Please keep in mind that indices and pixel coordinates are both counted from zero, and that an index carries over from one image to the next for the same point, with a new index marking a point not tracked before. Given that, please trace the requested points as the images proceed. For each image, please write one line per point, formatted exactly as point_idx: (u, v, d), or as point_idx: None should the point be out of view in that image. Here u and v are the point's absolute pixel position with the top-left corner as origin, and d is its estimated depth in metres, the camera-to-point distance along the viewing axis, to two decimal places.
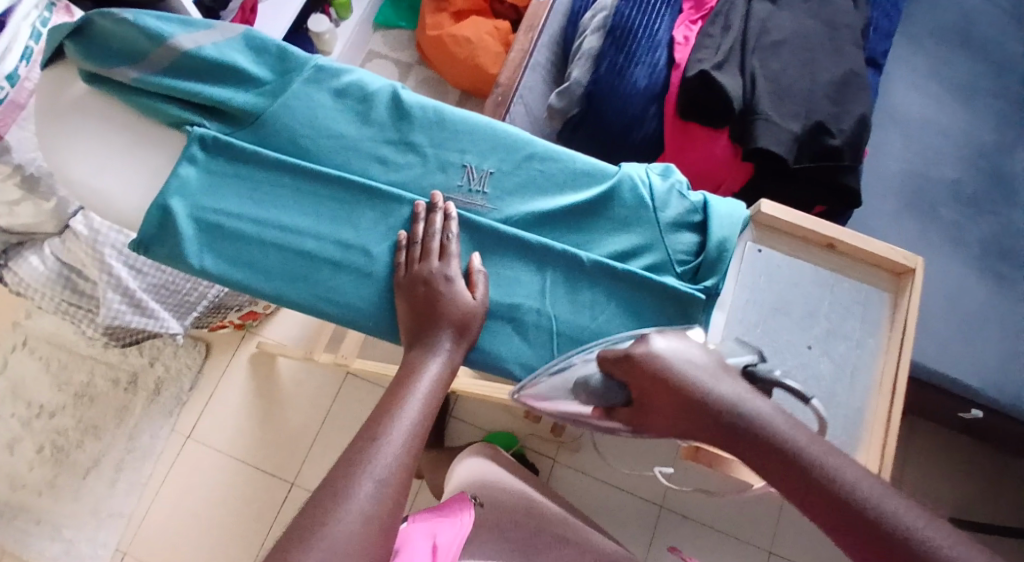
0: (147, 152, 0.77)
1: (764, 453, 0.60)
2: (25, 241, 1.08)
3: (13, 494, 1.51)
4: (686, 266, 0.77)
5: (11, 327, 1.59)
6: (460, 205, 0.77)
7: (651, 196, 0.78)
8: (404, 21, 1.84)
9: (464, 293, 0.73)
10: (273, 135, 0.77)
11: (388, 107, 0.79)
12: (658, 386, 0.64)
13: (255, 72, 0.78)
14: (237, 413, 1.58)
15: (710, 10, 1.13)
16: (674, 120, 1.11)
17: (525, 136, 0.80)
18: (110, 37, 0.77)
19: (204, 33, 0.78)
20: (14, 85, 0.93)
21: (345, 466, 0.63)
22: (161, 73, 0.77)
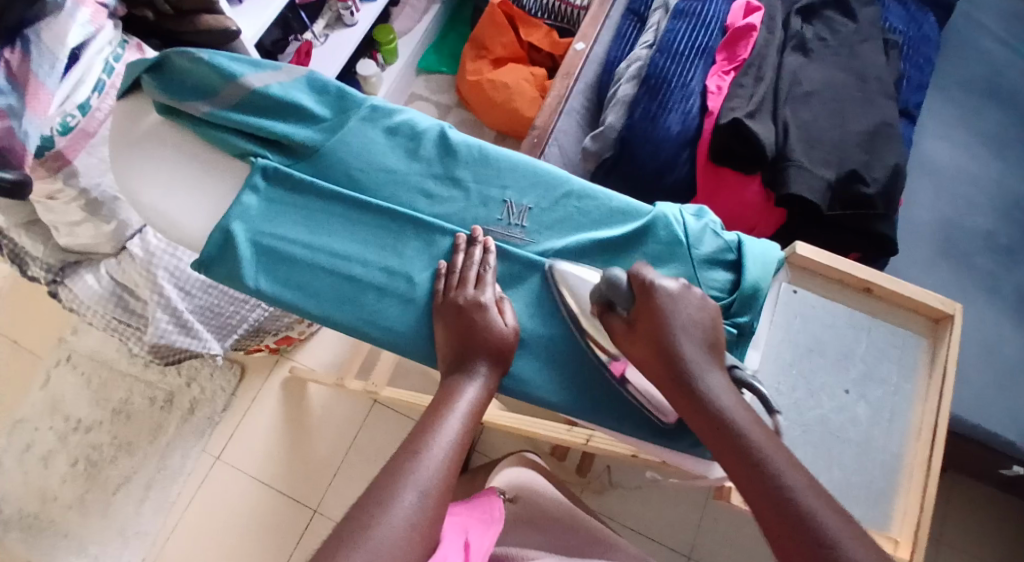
0: (215, 181, 0.82)
1: (717, 432, 0.70)
2: (82, 260, 1.15)
3: (43, 507, 1.56)
4: (719, 303, 0.79)
5: (58, 344, 1.68)
6: (498, 238, 0.81)
7: (685, 233, 0.81)
8: (446, 66, 1.93)
9: (498, 320, 0.76)
10: (329, 168, 0.82)
11: (436, 144, 0.83)
12: (653, 333, 0.73)
13: (315, 110, 0.83)
14: (268, 437, 1.62)
15: (742, 62, 1.16)
16: (706, 163, 1.14)
17: (565, 174, 0.84)
18: (186, 74, 0.83)
19: (271, 74, 0.84)
20: (85, 114, 0.99)
21: (390, 474, 0.67)
22: (231, 108, 0.82)
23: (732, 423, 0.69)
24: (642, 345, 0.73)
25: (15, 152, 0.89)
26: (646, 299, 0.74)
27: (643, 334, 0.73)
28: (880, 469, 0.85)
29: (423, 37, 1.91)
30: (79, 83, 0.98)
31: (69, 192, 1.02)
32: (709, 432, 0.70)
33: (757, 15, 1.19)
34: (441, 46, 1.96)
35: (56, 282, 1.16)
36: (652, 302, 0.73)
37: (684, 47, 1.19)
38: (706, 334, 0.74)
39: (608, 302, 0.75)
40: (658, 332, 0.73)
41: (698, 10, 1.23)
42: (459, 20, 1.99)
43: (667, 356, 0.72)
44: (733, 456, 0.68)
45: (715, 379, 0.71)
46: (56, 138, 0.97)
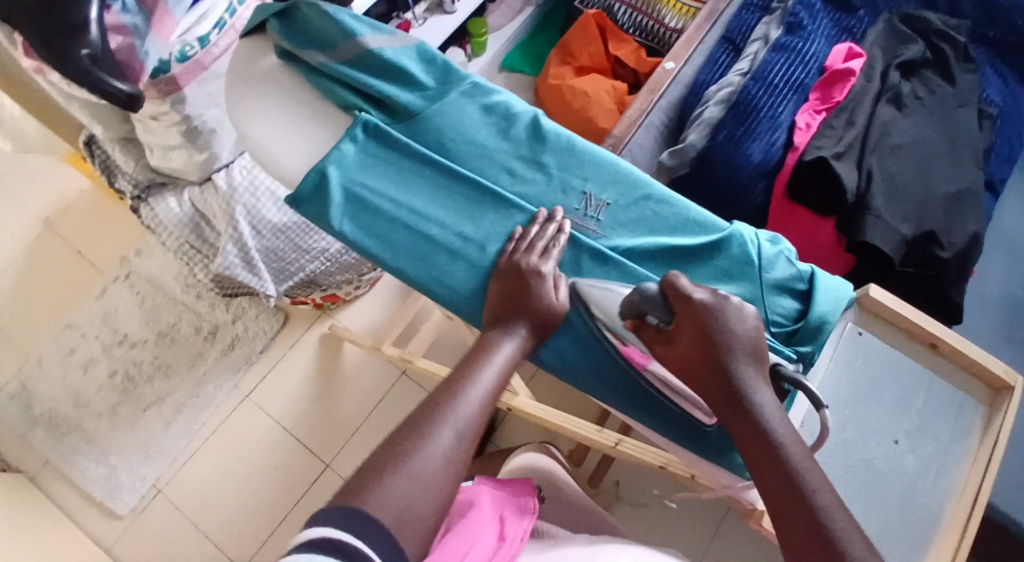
0: (318, 128, 0.84)
1: (751, 434, 0.70)
2: (168, 184, 1.23)
3: (75, 411, 1.68)
4: (783, 328, 0.79)
5: (120, 261, 1.80)
6: (573, 226, 0.83)
7: (758, 256, 0.80)
8: (529, 67, 2.03)
9: (547, 287, 0.78)
10: (426, 133, 0.85)
11: (528, 128, 0.85)
12: (696, 329, 0.73)
13: (421, 78, 0.86)
14: (299, 385, 1.71)
15: (837, 103, 1.19)
16: (781, 199, 1.16)
17: (644, 178, 0.86)
18: (310, 26, 0.86)
19: (385, 38, 0.87)
20: (204, 47, 1.04)
21: (435, 406, 0.70)
22: (345, 64, 0.85)
23: (767, 428, 0.70)
24: (688, 343, 0.74)
25: (134, 68, 0.95)
26: (681, 306, 0.74)
27: (692, 329, 0.74)
28: (916, 522, 0.86)
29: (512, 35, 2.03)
30: (203, 18, 1.03)
31: (173, 117, 1.08)
32: (744, 439, 0.71)
33: (858, 61, 1.22)
34: (528, 48, 2.07)
35: (139, 198, 1.22)
36: (689, 306, 0.74)
37: (778, 79, 1.20)
38: (755, 342, 0.74)
39: (641, 313, 0.76)
40: (704, 331, 0.73)
41: (799, 47, 1.25)
42: (548, 26, 2.10)
43: (713, 360, 0.73)
44: (765, 466, 0.69)
45: (760, 388, 0.72)
46: (173, 63, 1.02)
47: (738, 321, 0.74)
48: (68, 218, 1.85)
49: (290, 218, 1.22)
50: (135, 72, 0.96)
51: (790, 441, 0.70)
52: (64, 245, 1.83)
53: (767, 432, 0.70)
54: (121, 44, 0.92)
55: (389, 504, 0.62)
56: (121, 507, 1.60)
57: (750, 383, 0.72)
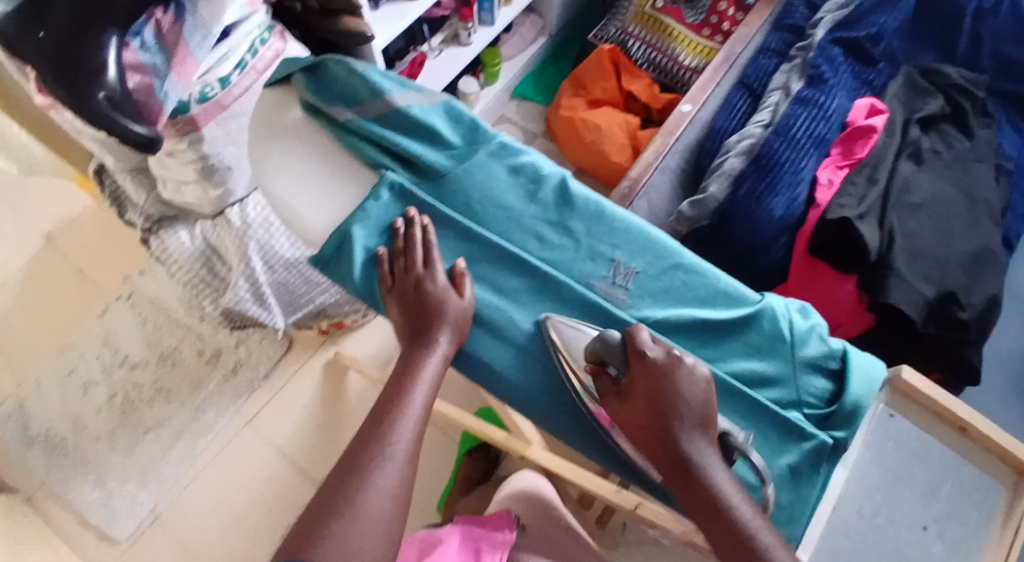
0: (342, 186, 0.80)
1: (703, 502, 0.71)
2: (179, 216, 1.20)
3: (73, 434, 1.66)
4: (816, 410, 0.79)
5: (123, 280, 1.78)
6: (601, 295, 0.79)
7: (790, 330, 0.81)
8: (540, 96, 2.05)
9: (450, 294, 0.76)
10: (450, 194, 0.80)
11: (557, 190, 0.81)
12: (651, 389, 0.73)
13: (448, 136, 0.81)
14: (302, 413, 1.69)
15: (859, 160, 1.18)
16: (803, 254, 1.15)
17: (676, 246, 0.82)
18: (339, 81, 0.82)
19: (415, 95, 0.83)
20: (224, 87, 1.03)
21: (374, 434, 0.73)
22: (373, 120, 0.81)
23: (721, 499, 0.71)
24: (642, 414, 0.73)
25: (152, 110, 0.94)
26: (640, 361, 0.74)
27: (645, 396, 0.73)
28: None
29: (525, 64, 2.04)
30: (225, 58, 1.02)
31: (188, 155, 1.06)
32: (695, 506, 0.71)
33: (880, 118, 1.21)
34: (540, 76, 2.09)
35: (150, 231, 1.19)
36: (646, 365, 0.74)
37: (801, 134, 1.21)
38: (707, 412, 0.73)
39: (601, 360, 0.75)
40: (658, 400, 0.73)
41: (821, 102, 1.24)
42: (559, 56, 2.12)
43: (666, 435, 0.73)
44: (720, 533, 0.70)
45: (710, 456, 0.72)
46: (193, 104, 1.02)
47: (693, 391, 0.73)
48: (71, 234, 1.83)
49: (302, 253, 1.20)
50: (154, 113, 0.95)
51: (744, 505, 0.71)
52: (65, 263, 1.81)
53: (723, 500, 0.71)
54: (138, 83, 0.92)
55: (336, 543, 0.66)
56: (118, 533, 1.57)
57: (701, 453, 0.72)
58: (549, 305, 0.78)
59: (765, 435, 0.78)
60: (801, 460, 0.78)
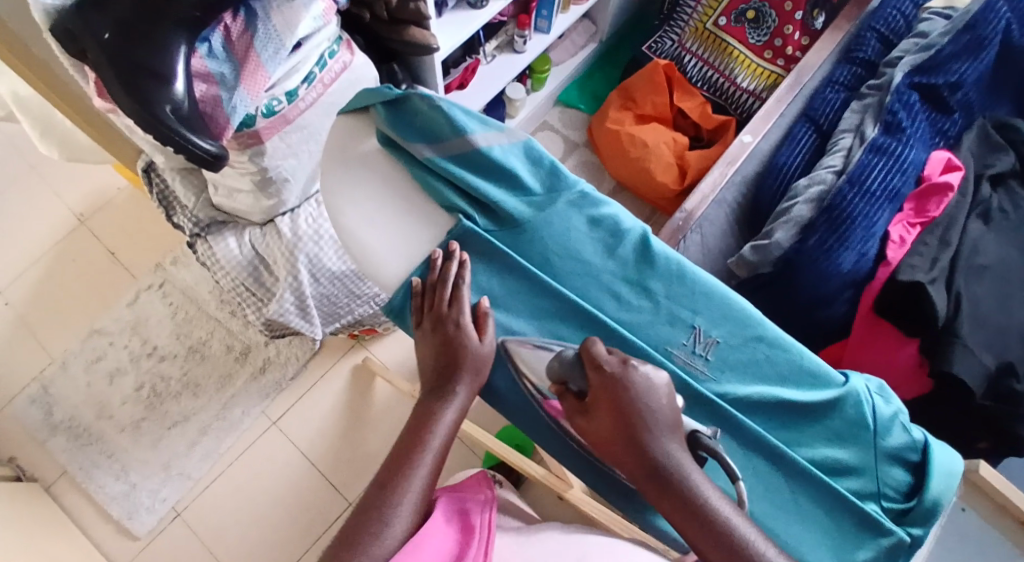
0: (415, 227, 0.79)
1: (681, 504, 0.72)
2: (228, 222, 1.18)
3: (97, 422, 1.63)
4: (893, 504, 0.80)
5: (155, 268, 1.74)
6: (680, 363, 0.80)
7: (872, 418, 0.81)
8: (584, 104, 2.00)
9: (471, 335, 0.77)
10: (528, 245, 0.80)
11: (637, 247, 0.81)
12: (611, 405, 0.74)
13: (528, 183, 0.80)
14: (326, 417, 1.66)
15: (931, 219, 1.20)
16: (868, 313, 1.18)
17: (758, 315, 0.82)
18: (417, 115, 0.80)
19: (495, 134, 0.81)
20: (291, 101, 1.03)
21: (397, 476, 0.74)
22: (451, 159, 0.79)
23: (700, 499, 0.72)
24: (607, 419, 0.74)
25: (217, 122, 0.93)
26: (596, 376, 0.74)
27: (605, 403, 0.74)
28: None
29: (573, 72, 1.98)
30: (292, 72, 1.01)
31: (249, 167, 1.04)
32: (667, 503, 0.73)
33: (956, 175, 1.23)
34: (585, 83, 2.03)
35: (197, 236, 1.17)
36: (606, 382, 0.74)
37: (877, 186, 1.21)
38: (671, 413, 0.75)
39: (563, 381, 0.76)
40: (619, 405, 0.74)
41: (898, 151, 1.25)
42: (607, 62, 2.06)
43: (631, 436, 0.73)
44: (697, 526, 0.72)
45: (683, 457, 0.74)
46: (258, 118, 1.01)
47: (656, 395, 0.74)
48: (102, 214, 1.78)
49: (348, 267, 1.18)
50: (220, 127, 0.94)
51: (718, 500, 0.72)
52: (94, 243, 1.76)
53: (697, 496, 0.72)
54: (205, 92, 0.92)
55: None
56: (138, 527, 1.56)
57: (671, 450, 0.74)
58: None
59: (842, 529, 0.79)
60: (876, 557, 0.79)
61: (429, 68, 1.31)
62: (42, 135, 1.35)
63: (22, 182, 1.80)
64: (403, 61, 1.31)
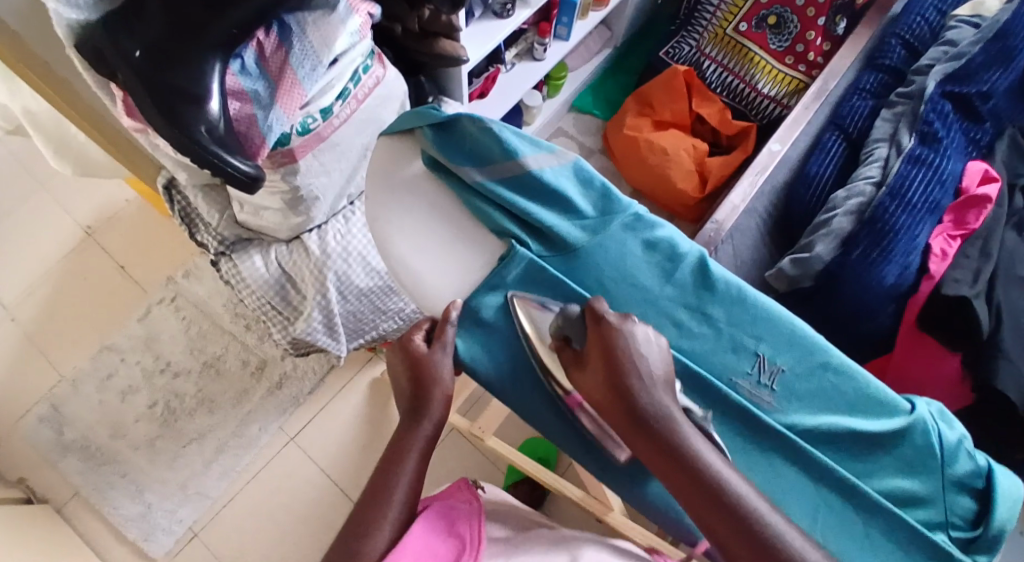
0: (465, 252, 0.81)
1: (663, 449, 0.72)
2: (253, 239, 1.16)
3: (110, 441, 1.60)
4: (962, 532, 0.82)
5: (166, 282, 1.70)
6: (746, 393, 0.82)
7: (941, 446, 0.83)
8: (598, 110, 1.95)
9: (422, 345, 0.82)
10: (582, 271, 0.81)
11: (695, 271, 0.82)
12: (604, 357, 0.74)
13: (581, 207, 0.82)
14: (345, 431, 1.63)
15: (971, 231, 1.19)
16: (911, 329, 1.16)
17: (823, 343, 0.84)
18: (469, 140, 0.82)
19: (546, 156, 0.84)
20: (325, 118, 1.04)
21: (390, 473, 0.81)
22: (501, 183, 0.82)
23: (680, 443, 0.72)
24: (600, 371, 0.74)
25: (252, 143, 0.93)
26: (596, 331, 0.75)
27: (599, 356, 0.75)
28: None
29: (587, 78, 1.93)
30: (329, 87, 1.02)
31: (281, 186, 1.06)
32: (653, 454, 0.73)
33: (994, 186, 1.22)
34: (599, 89, 1.98)
35: (222, 254, 1.14)
36: (604, 336, 0.75)
37: (917, 199, 1.20)
38: (666, 371, 0.75)
39: (565, 337, 0.77)
40: (614, 357, 0.74)
41: (936, 163, 1.24)
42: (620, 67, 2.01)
43: (622, 386, 0.73)
44: (683, 480, 0.72)
45: (668, 404, 0.74)
46: (293, 136, 1.02)
47: (651, 351, 0.75)
48: (111, 227, 1.74)
49: (377, 283, 1.17)
50: (255, 145, 0.94)
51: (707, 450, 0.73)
52: (103, 258, 1.72)
53: (685, 447, 0.72)
54: (239, 111, 0.91)
55: None
56: (155, 548, 1.53)
57: (663, 402, 0.74)
58: (709, 413, 0.82)
59: (909, 555, 0.80)
60: None
61: (456, 79, 1.29)
62: (55, 152, 1.32)
63: (27, 195, 1.76)
64: (430, 71, 1.29)
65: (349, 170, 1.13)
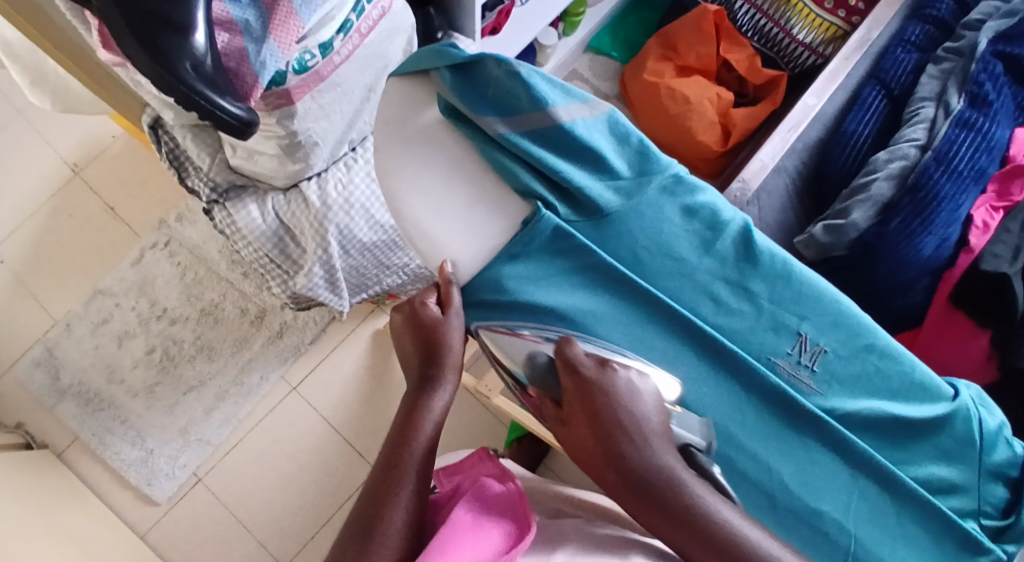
0: (485, 213, 0.74)
1: (667, 505, 0.66)
2: (248, 186, 1.07)
3: (107, 387, 1.54)
4: (992, 521, 0.77)
5: (159, 225, 1.61)
6: (785, 376, 0.74)
7: (981, 433, 0.77)
8: (616, 52, 1.81)
9: (433, 307, 0.76)
10: (614, 238, 0.74)
11: (738, 242, 0.75)
12: (589, 413, 0.68)
13: (615, 166, 0.75)
14: (347, 383, 1.56)
15: (1016, 204, 1.11)
16: (942, 303, 1.09)
17: (872, 324, 0.76)
18: (493, 85, 0.74)
19: (578, 106, 0.75)
20: (323, 54, 0.93)
21: (400, 448, 0.73)
22: (527, 136, 0.74)
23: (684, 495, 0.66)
24: (586, 431, 0.68)
25: (245, 81, 0.84)
26: (571, 380, 0.68)
27: (582, 410, 0.68)
28: None
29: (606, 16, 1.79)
30: (329, 20, 0.92)
31: (277, 131, 0.97)
32: (660, 517, 0.67)
33: None
34: (619, 27, 1.84)
35: (215, 202, 1.05)
36: (583, 386, 0.68)
37: (964, 166, 1.11)
38: (657, 413, 0.69)
39: (541, 389, 0.70)
40: (597, 415, 0.67)
41: (985, 128, 1.14)
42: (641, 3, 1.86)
43: (615, 444, 0.67)
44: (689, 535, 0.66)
45: (670, 456, 0.67)
46: (288, 75, 0.92)
47: (641, 401, 0.68)
48: (98, 164, 1.64)
49: (382, 237, 1.09)
50: (248, 85, 0.85)
51: (718, 505, 0.67)
52: (93, 197, 1.63)
53: (699, 508, 0.66)
54: (228, 44, 0.81)
55: None
56: (157, 494, 1.48)
57: (662, 459, 0.67)
58: (740, 396, 0.74)
59: (942, 547, 0.75)
60: None
61: (468, 12, 1.18)
62: (32, 83, 1.22)
63: (11, 130, 1.66)
64: (440, 2, 1.18)
65: (350, 113, 1.04)
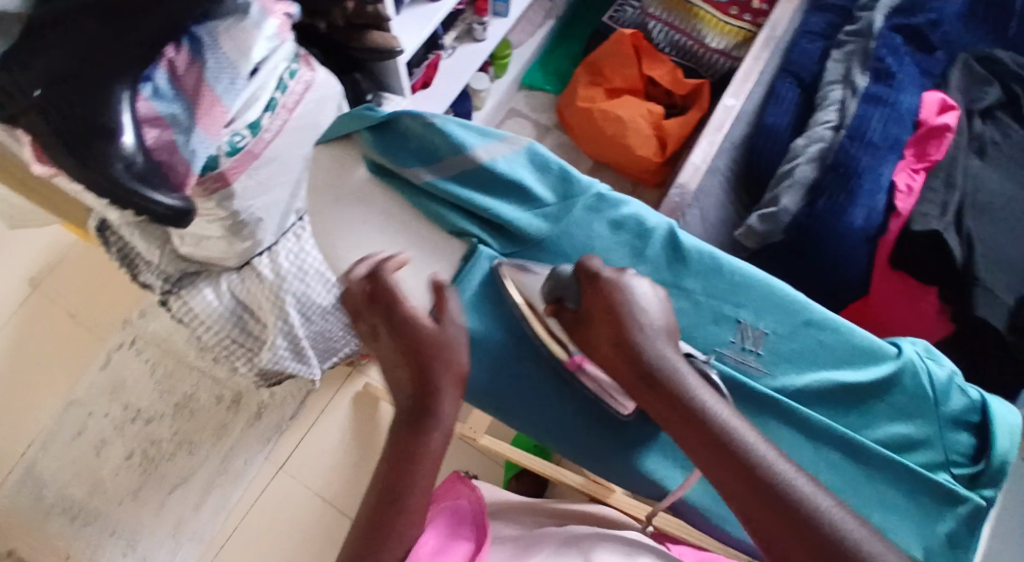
0: (422, 257, 0.80)
1: (671, 404, 0.70)
2: (201, 272, 1.10)
3: (91, 498, 1.52)
4: (964, 469, 0.78)
5: (123, 325, 1.63)
6: (732, 363, 0.78)
7: (931, 385, 0.79)
8: (551, 85, 1.87)
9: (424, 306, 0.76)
10: (548, 259, 0.80)
11: (666, 246, 0.80)
12: (604, 312, 0.72)
13: (540, 193, 0.81)
14: (333, 452, 1.57)
15: (934, 162, 1.16)
16: (884, 268, 1.14)
17: (805, 300, 0.80)
18: (415, 138, 0.82)
19: (497, 145, 0.82)
20: (255, 134, 0.98)
21: None
22: (452, 180, 0.81)
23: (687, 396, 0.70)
24: (604, 329, 0.73)
25: (178, 171, 0.86)
26: (589, 284, 0.73)
27: (595, 311, 0.73)
28: None
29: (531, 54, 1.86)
30: (254, 100, 0.97)
31: (219, 214, 1.00)
32: (666, 412, 0.70)
33: (952, 115, 1.18)
34: (548, 61, 1.89)
35: (169, 293, 1.09)
36: (598, 289, 0.73)
37: (878, 137, 1.17)
38: (665, 318, 0.73)
39: (558, 298, 0.76)
40: (613, 312, 0.72)
41: (892, 99, 1.20)
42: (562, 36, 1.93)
43: (626, 340, 0.71)
44: (693, 432, 0.68)
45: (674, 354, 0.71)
46: (222, 158, 0.96)
47: (650, 308, 0.73)
48: (56, 276, 1.67)
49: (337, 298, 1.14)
50: (182, 174, 0.87)
51: (716, 405, 0.69)
52: (54, 308, 1.65)
53: (697, 404, 0.69)
54: (158, 138, 0.84)
55: None
56: None
57: (665, 355, 0.71)
58: None
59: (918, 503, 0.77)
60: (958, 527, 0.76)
61: (395, 73, 1.24)
62: None
63: None
64: (366, 67, 1.24)
65: (290, 184, 1.07)
